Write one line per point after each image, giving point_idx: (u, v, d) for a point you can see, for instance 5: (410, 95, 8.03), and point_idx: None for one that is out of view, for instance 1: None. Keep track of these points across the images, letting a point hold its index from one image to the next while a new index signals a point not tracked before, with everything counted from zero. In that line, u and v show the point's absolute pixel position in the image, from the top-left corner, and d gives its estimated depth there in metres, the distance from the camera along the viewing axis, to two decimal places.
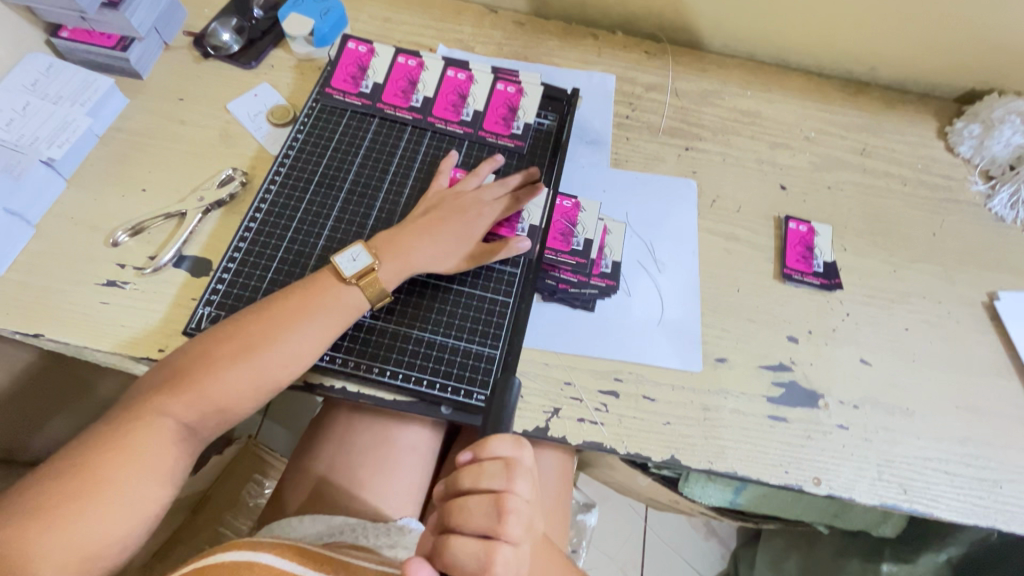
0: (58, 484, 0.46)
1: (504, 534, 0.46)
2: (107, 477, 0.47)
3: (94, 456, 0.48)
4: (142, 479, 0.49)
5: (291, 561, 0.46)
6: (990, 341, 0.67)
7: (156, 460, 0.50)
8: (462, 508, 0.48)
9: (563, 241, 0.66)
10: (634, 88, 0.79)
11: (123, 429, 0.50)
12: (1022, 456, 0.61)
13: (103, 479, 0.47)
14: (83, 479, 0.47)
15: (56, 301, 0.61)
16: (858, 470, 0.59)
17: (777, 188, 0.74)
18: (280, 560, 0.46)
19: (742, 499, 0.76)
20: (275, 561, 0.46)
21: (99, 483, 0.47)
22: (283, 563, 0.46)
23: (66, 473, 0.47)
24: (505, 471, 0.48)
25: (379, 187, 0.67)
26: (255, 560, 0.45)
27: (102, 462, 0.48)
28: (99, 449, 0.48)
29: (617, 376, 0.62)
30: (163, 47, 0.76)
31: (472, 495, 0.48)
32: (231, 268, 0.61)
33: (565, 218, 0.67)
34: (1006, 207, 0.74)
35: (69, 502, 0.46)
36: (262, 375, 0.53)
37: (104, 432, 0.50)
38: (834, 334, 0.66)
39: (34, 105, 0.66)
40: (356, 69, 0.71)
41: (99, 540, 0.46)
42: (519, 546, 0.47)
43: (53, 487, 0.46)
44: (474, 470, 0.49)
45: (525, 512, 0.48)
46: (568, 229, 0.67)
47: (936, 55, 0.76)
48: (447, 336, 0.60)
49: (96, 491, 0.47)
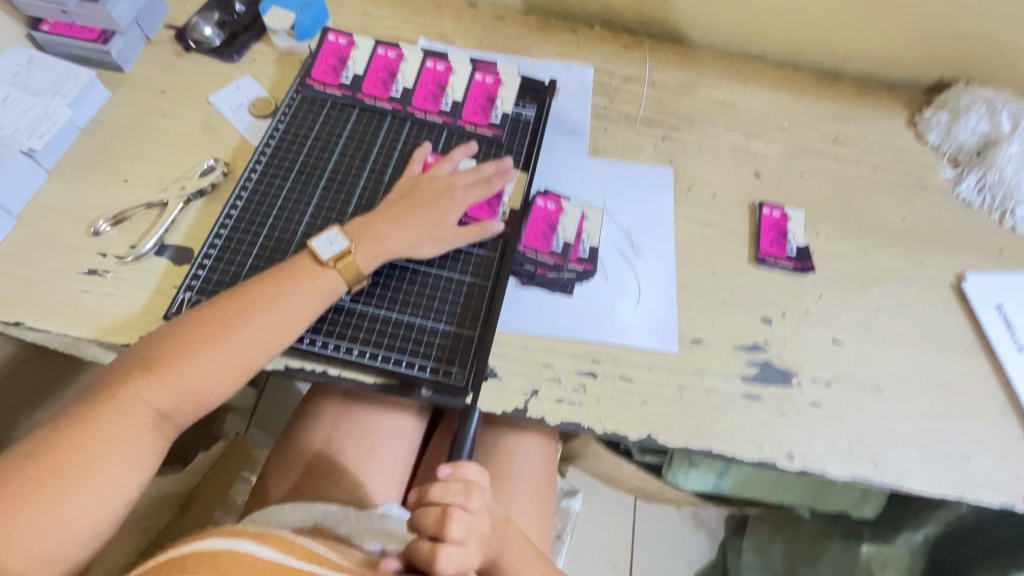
0: (34, 469, 0.47)
1: (448, 536, 0.50)
2: (81, 462, 0.48)
3: (72, 438, 0.48)
4: (118, 466, 0.49)
5: (274, 551, 0.46)
6: (959, 322, 0.68)
7: (135, 444, 0.50)
8: (414, 551, 0.50)
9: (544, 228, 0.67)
10: (612, 80, 0.80)
11: (100, 414, 0.50)
12: (988, 430, 0.62)
13: (80, 465, 0.48)
14: (59, 464, 0.47)
15: (37, 289, 0.61)
16: (830, 445, 0.61)
17: (752, 175, 0.75)
18: (265, 550, 0.46)
19: (724, 484, 0.79)
20: (260, 551, 0.46)
21: (76, 467, 0.48)
22: (268, 553, 0.46)
23: (43, 457, 0.47)
24: (465, 489, 0.52)
25: (358, 174, 0.68)
26: (239, 549, 0.45)
27: (77, 448, 0.48)
28: (74, 433, 0.49)
29: (595, 358, 0.63)
30: (145, 41, 0.77)
31: (430, 505, 0.51)
32: (211, 254, 0.62)
33: (545, 219, 0.68)
34: (973, 192, 0.76)
35: (47, 487, 0.46)
36: (241, 359, 0.54)
37: (77, 417, 0.50)
38: (807, 316, 0.67)
39: (15, 96, 0.66)
40: (336, 60, 0.72)
41: (76, 526, 0.47)
42: (466, 546, 0.50)
43: (26, 472, 0.46)
44: (442, 487, 0.52)
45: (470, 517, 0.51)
46: (554, 229, 0.67)
47: (904, 46, 0.78)
48: (426, 319, 0.60)
49: (74, 476, 0.47)
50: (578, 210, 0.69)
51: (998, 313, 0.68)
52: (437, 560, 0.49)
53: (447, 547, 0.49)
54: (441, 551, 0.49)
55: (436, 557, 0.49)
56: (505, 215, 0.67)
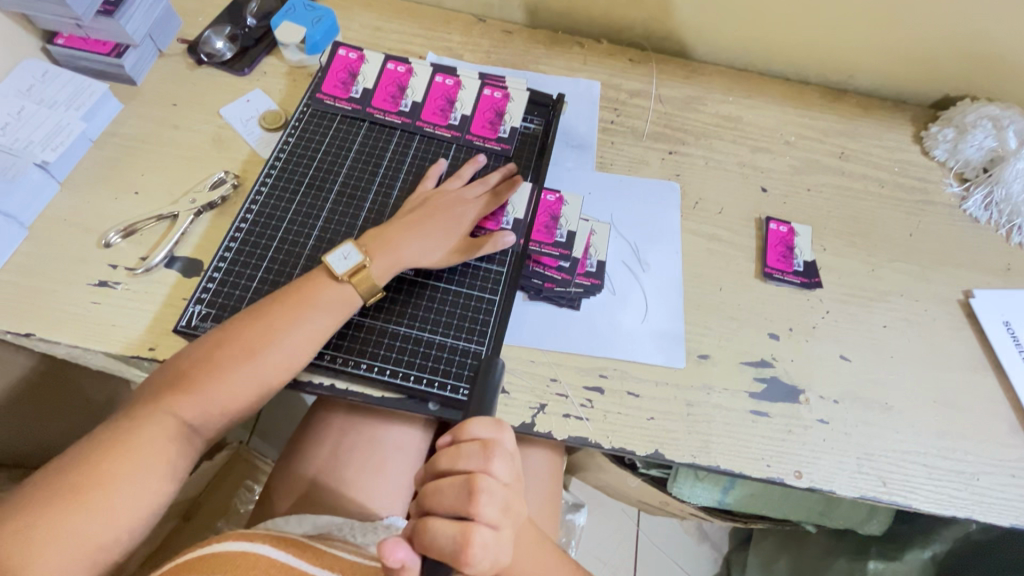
0: (66, 475, 0.48)
1: (479, 514, 0.46)
2: (114, 469, 0.49)
3: (104, 448, 0.50)
4: (147, 473, 0.50)
5: (286, 553, 0.47)
6: (966, 338, 0.68)
7: (165, 454, 0.51)
8: (438, 533, 0.45)
9: (567, 238, 0.67)
10: (619, 95, 0.81)
11: (131, 425, 0.51)
12: (997, 449, 0.62)
13: (110, 471, 0.49)
14: (96, 468, 0.48)
15: (48, 300, 0.61)
16: (838, 463, 0.60)
17: (758, 190, 0.75)
18: (279, 552, 0.47)
19: (730, 498, 0.79)
20: (271, 552, 0.47)
21: (109, 472, 0.49)
22: (279, 554, 0.47)
23: (76, 464, 0.49)
24: (483, 451, 0.48)
25: (368, 188, 0.68)
26: (251, 551, 0.46)
27: (111, 454, 0.49)
28: (109, 445, 0.50)
29: (602, 373, 0.63)
30: (157, 54, 0.78)
31: (449, 476, 0.48)
32: (221, 267, 0.62)
33: (548, 212, 0.68)
34: (980, 209, 0.76)
35: (82, 492, 0.47)
36: (265, 378, 0.55)
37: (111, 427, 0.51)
38: (814, 331, 0.67)
39: (30, 109, 0.67)
40: (347, 75, 0.73)
41: (110, 528, 0.48)
42: (500, 527, 0.47)
43: (63, 478, 0.48)
44: (452, 452, 0.49)
45: (498, 494, 0.47)
46: (559, 228, 0.68)
47: (911, 63, 0.78)
48: (434, 333, 0.61)
49: (105, 481, 0.48)
50: (590, 227, 0.69)
51: (1005, 330, 0.68)
52: (469, 544, 0.45)
53: (480, 528, 0.45)
54: (473, 536, 0.45)
55: (468, 543, 0.45)
56: (509, 223, 0.66)
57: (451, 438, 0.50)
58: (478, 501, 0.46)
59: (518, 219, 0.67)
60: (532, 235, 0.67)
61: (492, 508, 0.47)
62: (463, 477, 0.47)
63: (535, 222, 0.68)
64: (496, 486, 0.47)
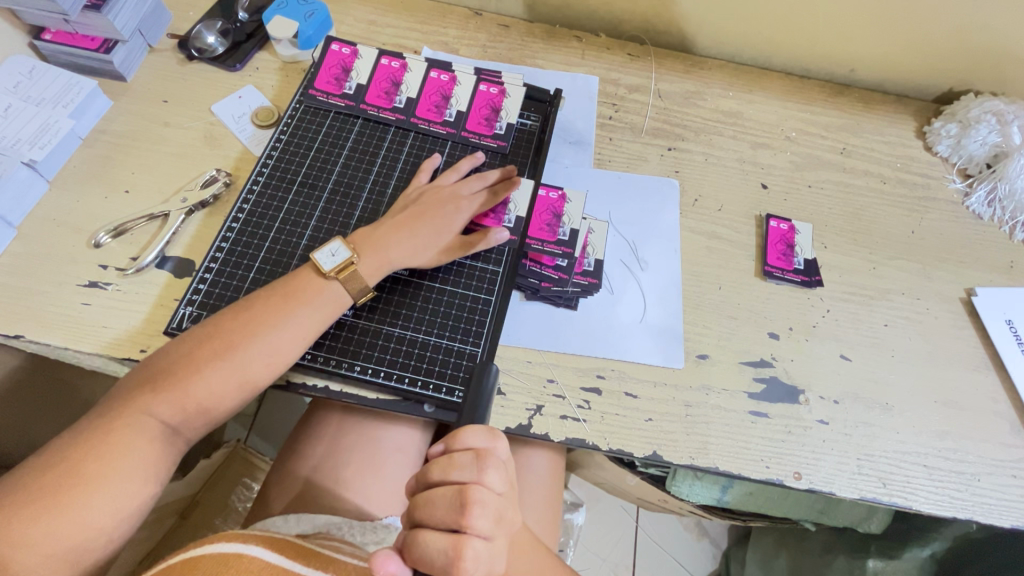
0: (47, 477, 0.47)
1: (472, 527, 0.45)
2: (96, 471, 0.48)
3: (86, 448, 0.49)
4: (132, 475, 0.50)
5: (280, 556, 0.46)
6: (969, 337, 0.68)
7: (149, 456, 0.51)
8: (429, 546, 0.45)
9: (570, 236, 0.66)
10: (618, 90, 0.80)
11: (112, 425, 0.50)
12: (999, 450, 0.61)
13: (92, 472, 0.48)
14: (77, 469, 0.48)
15: (36, 302, 0.60)
16: (838, 464, 0.60)
17: (759, 187, 0.74)
18: (272, 554, 0.46)
19: (729, 497, 0.79)
20: (265, 555, 0.46)
21: (92, 474, 0.48)
22: (273, 557, 0.45)
23: (58, 464, 0.48)
24: (476, 461, 0.47)
25: (361, 186, 0.67)
26: (245, 553, 0.45)
27: (93, 455, 0.49)
28: (88, 444, 0.49)
29: (600, 373, 0.62)
30: (148, 49, 0.76)
31: (440, 487, 0.47)
32: (213, 267, 0.61)
33: (549, 209, 0.67)
34: (983, 205, 0.75)
35: (63, 494, 0.47)
36: (248, 374, 0.54)
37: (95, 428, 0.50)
38: (814, 331, 0.66)
39: (17, 107, 0.66)
40: (340, 70, 0.72)
41: (90, 530, 0.47)
42: (492, 538, 0.46)
43: (46, 479, 0.47)
44: (445, 462, 0.48)
45: (492, 504, 0.47)
46: (558, 218, 0.67)
47: (915, 57, 0.77)
48: (429, 334, 0.60)
49: (87, 483, 0.48)
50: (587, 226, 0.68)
51: (1008, 329, 0.67)
52: (461, 558, 0.44)
53: (472, 541, 0.45)
54: (465, 549, 0.45)
55: (460, 558, 0.44)
56: (512, 221, 0.65)
57: (443, 447, 0.49)
58: (471, 514, 0.45)
59: (520, 217, 0.66)
60: (529, 233, 0.66)
61: (486, 520, 0.46)
62: (455, 489, 0.46)
63: (532, 218, 0.66)
64: (490, 496, 0.47)
